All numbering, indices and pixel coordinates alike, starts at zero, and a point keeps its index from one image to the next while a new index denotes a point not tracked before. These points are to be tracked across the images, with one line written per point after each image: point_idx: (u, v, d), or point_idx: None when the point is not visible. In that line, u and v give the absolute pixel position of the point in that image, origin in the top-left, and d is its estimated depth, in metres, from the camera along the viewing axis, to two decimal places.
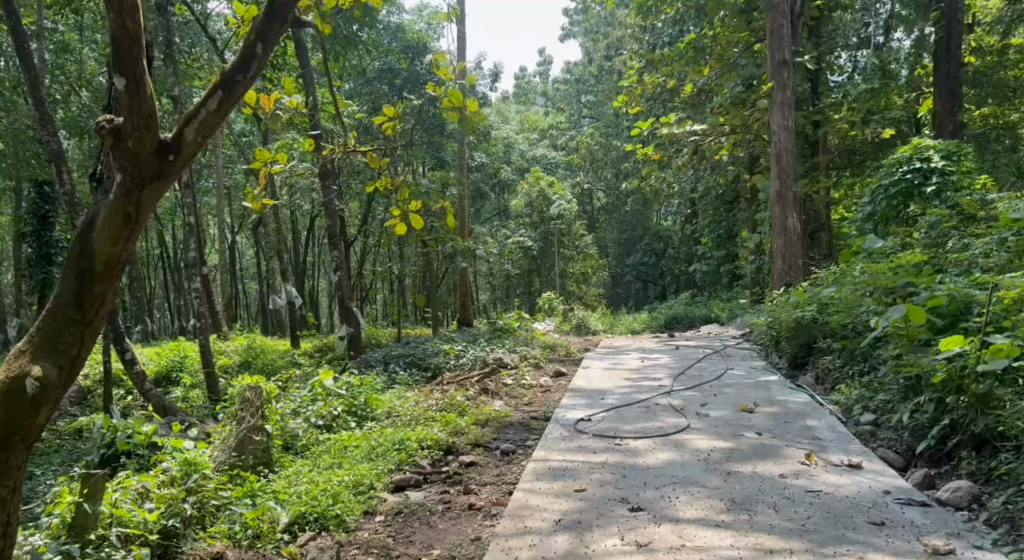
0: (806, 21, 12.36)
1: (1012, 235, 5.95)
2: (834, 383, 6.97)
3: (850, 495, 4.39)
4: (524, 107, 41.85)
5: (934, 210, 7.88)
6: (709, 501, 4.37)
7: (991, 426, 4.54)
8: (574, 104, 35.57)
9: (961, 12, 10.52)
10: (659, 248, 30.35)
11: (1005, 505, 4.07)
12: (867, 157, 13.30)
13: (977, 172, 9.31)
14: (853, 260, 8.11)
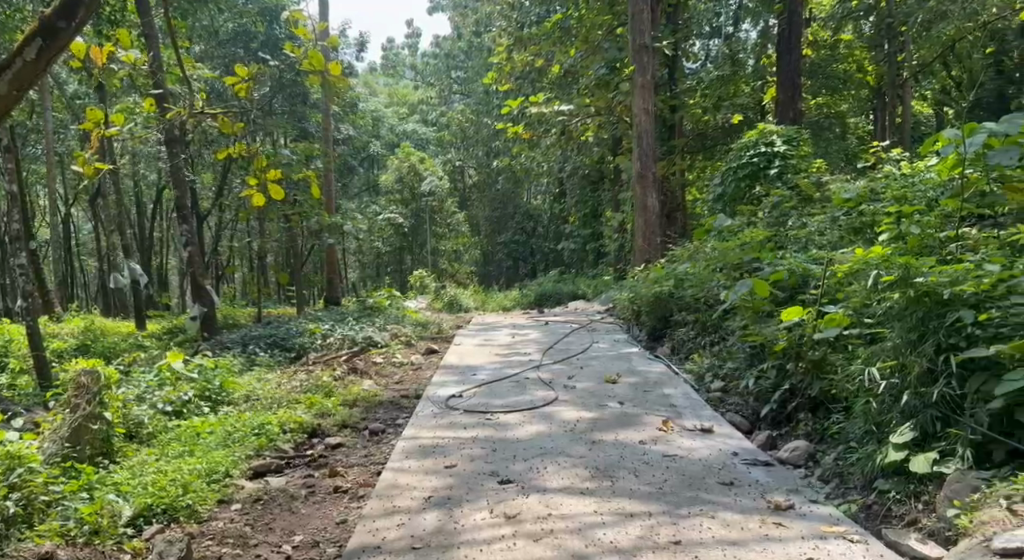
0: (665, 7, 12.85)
1: (843, 213, 6.39)
2: (688, 353, 7.32)
3: (702, 458, 4.65)
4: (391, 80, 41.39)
5: (776, 192, 8.39)
6: (574, 470, 4.52)
7: (824, 389, 4.89)
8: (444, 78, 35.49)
9: (802, 4, 11.18)
10: (529, 226, 30.89)
11: (836, 462, 4.40)
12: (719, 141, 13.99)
13: (814, 156, 10.00)
14: (707, 238, 8.53)
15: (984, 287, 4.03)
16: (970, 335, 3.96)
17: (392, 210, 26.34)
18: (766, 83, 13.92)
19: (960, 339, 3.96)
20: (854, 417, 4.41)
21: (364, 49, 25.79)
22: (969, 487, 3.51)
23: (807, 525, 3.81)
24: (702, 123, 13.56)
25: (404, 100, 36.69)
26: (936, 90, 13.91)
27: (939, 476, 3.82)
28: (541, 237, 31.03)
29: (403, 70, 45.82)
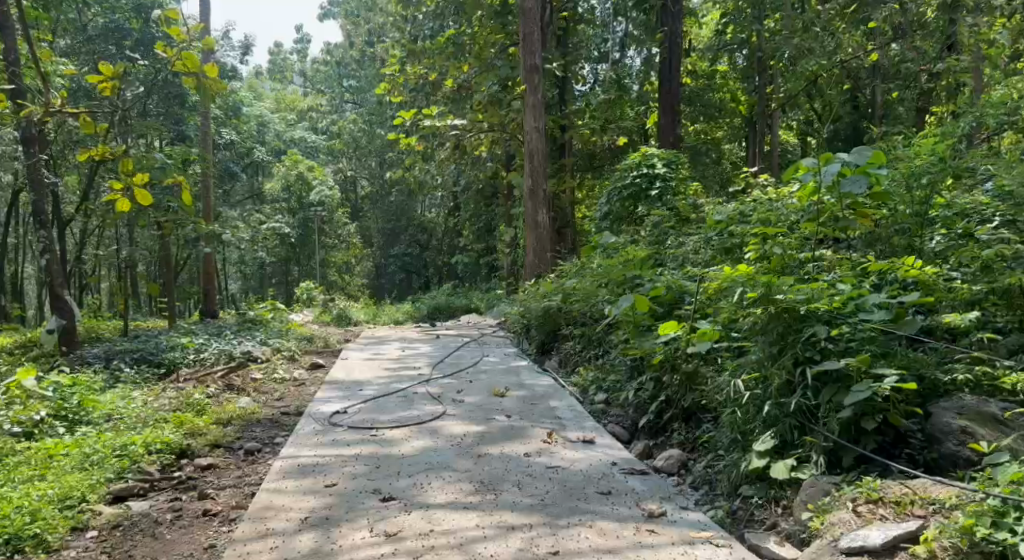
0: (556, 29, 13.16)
1: (715, 235, 6.71)
2: (574, 366, 7.48)
3: (584, 469, 4.77)
4: (278, 86, 40.56)
5: (657, 212, 8.72)
6: (458, 485, 4.54)
7: (696, 400, 5.11)
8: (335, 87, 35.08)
9: (683, 35, 11.71)
10: (422, 238, 30.48)
11: (705, 469, 4.61)
12: (607, 161, 14.38)
13: (691, 179, 10.46)
14: (593, 254, 8.74)
15: (835, 305, 4.36)
16: (823, 349, 4.27)
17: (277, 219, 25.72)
18: (649, 108, 14.79)
19: (816, 353, 4.26)
20: (722, 426, 4.64)
21: (248, 52, 25.13)
22: (822, 491, 3.75)
23: (678, 531, 3.96)
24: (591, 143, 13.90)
25: (291, 106, 35.98)
26: (800, 121, 14.86)
27: (796, 481, 4.07)
28: (434, 251, 30.07)
29: (290, 74, 44.81)
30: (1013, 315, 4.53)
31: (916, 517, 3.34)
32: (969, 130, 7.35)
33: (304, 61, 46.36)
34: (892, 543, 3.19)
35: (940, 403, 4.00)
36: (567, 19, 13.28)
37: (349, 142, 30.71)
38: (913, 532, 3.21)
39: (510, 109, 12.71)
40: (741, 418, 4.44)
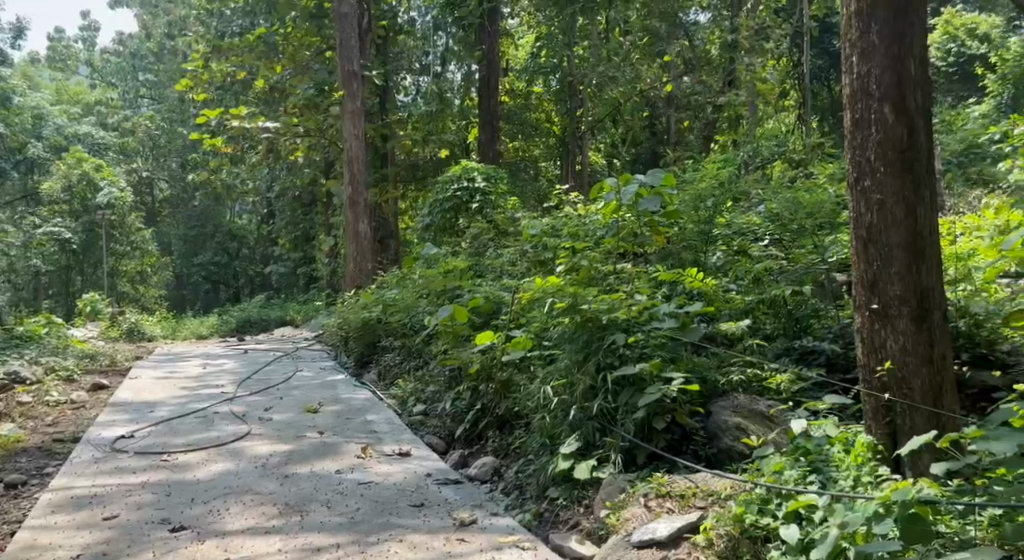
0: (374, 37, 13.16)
1: (531, 247, 6.94)
2: (392, 378, 7.46)
3: (396, 483, 4.73)
4: (58, 75, 37.47)
5: (477, 224, 8.90)
6: (261, 509, 4.33)
7: (509, 407, 5.29)
8: (130, 81, 32.99)
9: (499, 55, 12.15)
10: (233, 247, 30.11)
11: (517, 475, 4.77)
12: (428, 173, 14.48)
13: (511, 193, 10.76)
14: (413, 265, 8.82)
15: (632, 313, 4.66)
16: (622, 355, 4.55)
17: (59, 222, 23.63)
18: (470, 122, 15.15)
19: (615, 358, 4.53)
20: (533, 431, 4.84)
21: (22, 36, 23.02)
22: (618, 489, 3.99)
23: (487, 537, 4.01)
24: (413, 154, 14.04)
25: (74, 98, 33.31)
26: (607, 144, 15.64)
27: (596, 481, 4.29)
28: (245, 259, 30.30)
29: (74, 64, 41.56)
30: (779, 321, 5.32)
31: (698, 509, 3.63)
32: (743, 161, 8.17)
33: (92, 51, 43.24)
34: (676, 534, 3.44)
35: (719, 402, 4.41)
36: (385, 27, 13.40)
37: (146, 141, 28.77)
38: (694, 522, 3.48)
39: (326, 113, 12.58)
40: (550, 423, 4.64)
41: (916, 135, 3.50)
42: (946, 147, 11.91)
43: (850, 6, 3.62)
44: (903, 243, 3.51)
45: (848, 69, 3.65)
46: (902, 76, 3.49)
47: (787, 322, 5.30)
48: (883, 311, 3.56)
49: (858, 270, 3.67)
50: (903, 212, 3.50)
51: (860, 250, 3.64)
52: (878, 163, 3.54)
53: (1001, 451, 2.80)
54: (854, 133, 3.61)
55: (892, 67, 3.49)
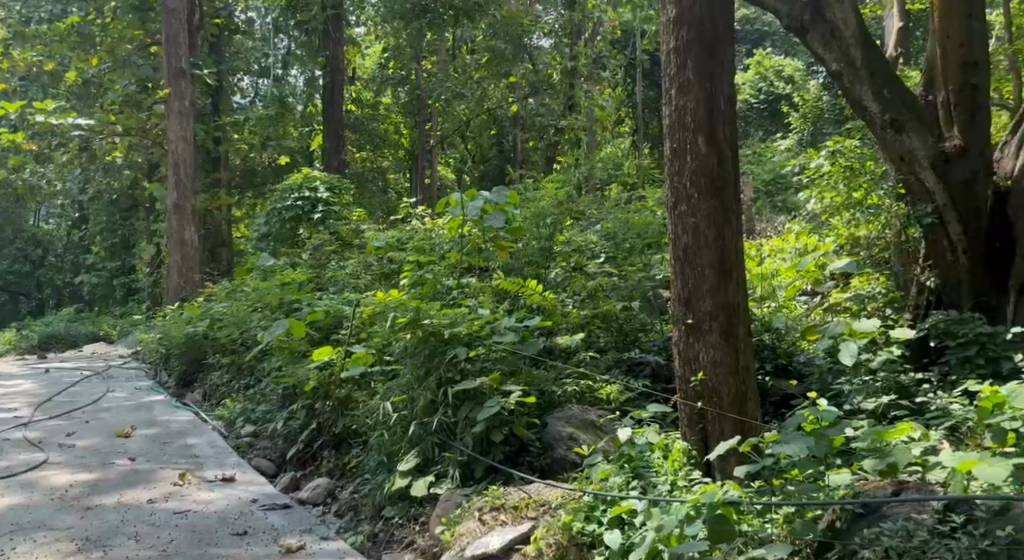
0: (207, 36, 12.54)
1: (376, 260, 6.79)
2: (220, 398, 7.06)
3: (217, 510, 4.43)
4: None
5: (318, 235, 8.64)
6: (56, 546, 3.91)
7: (347, 425, 5.14)
8: None
9: (345, 62, 12.00)
10: (36, 254, 26.16)
11: (352, 495, 4.61)
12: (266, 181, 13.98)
13: (355, 205, 10.56)
14: (246, 277, 8.46)
15: (474, 327, 4.62)
16: (463, 369, 4.51)
17: None
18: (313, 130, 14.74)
19: (456, 372, 4.48)
20: (370, 449, 4.71)
21: None
22: (454, 503, 3.93)
23: None
24: (246, 156, 13.57)
25: None
26: (456, 159, 15.67)
27: (433, 497, 4.22)
28: (50, 268, 26.27)
29: None
30: (610, 334, 5.54)
31: (529, 518, 3.64)
32: (580, 182, 8.45)
33: None
34: (507, 546, 3.44)
35: (555, 414, 4.48)
36: (219, 26, 12.73)
37: None
38: (525, 533, 3.49)
39: (151, 113, 11.83)
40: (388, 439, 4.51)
41: (724, 167, 4.32)
42: (760, 176, 12.78)
43: (669, 44, 4.42)
44: (713, 261, 4.30)
45: (668, 101, 4.43)
46: (712, 112, 4.30)
47: (618, 335, 5.57)
48: (697, 324, 4.33)
49: (677, 287, 4.42)
50: (714, 235, 4.30)
51: (677, 266, 4.41)
52: (693, 190, 4.32)
53: (793, 451, 3.24)
54: (674, 161, 4.39)
55: (704, 104, 4.30)
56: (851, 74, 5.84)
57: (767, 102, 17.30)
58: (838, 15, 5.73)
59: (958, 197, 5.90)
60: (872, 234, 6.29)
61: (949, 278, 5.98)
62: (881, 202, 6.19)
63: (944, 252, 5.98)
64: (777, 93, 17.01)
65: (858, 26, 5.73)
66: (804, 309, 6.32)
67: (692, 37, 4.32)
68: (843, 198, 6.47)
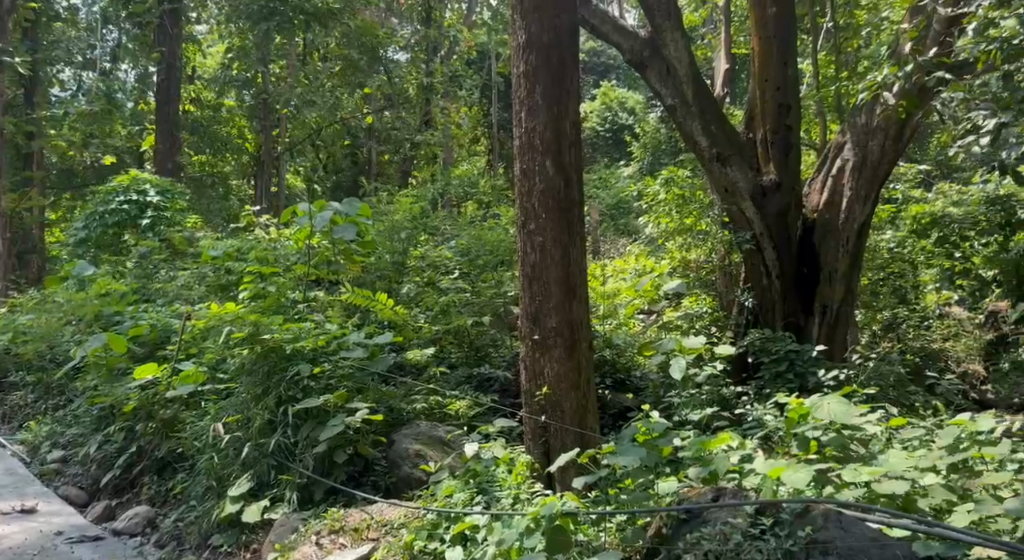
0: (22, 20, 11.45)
1: (210, 269, 6.47)
2: (24, 420, 6.58)
3: (13, 546, 4.12)
4: None
5: (145, 243, 8.17)
6: None
7: (172, 448, 4.92)
8: None
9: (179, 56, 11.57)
10: None
11: (175, 523, 4.41)
12: (87, 181, 13.04)
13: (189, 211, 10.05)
14: (58, 286, 7.86)
15: (319, 343, 4.60)
16: (305, 387, 4.48)
17: None
18: (144, 130, 13.87)
19: (298, 391, 4.45)
20: (196, 474, 4.54)
21: None
22: (290, 528, 3.89)
23: None
24: (67, 156, 12.60)
25: None
26: None
27: (266, 522, 4.13)
28: None
29: None
30: (463, 350, 5.80)
31: (370, 540, 3.71)
32: (428, 196, 8.46)
33: None
34: None
35: (401, 431, 4.54)
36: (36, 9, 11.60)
37: None
38: (365, 554, 3.57)
39: None
40: (217, 464, 4.36)
41: (570, 189, 4.53)
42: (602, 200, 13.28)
43: (519, 68, 4.60)
44: (558, 280, 4.49)
45: (519, 123, 4.61)
46: (558, 135, 4.51)
47: (469, 350, 5.83)
48: (543, 341, 4.51)
49: (525, 304, 4.59)
50: (559, 253, 4.50)
51: (525, 284, 4.58)
52: (540, 210, 4.51)
53: (625, 461, 3.45)
54: (522, 182, 4.57)
55: (552, 126, 4.50)
56: (683, 108, 6.35)
57: (611, 131, 17.97)
58: (673, 54, 6.33)
59: (772, 225, 6.55)
60: (700, 257, 6.92)
61: (764, 299, 6.65)
62: (707, 229, 6.76)
63: (761, 275, 6.64)
64: (620, 123, 17.74)
65: (690, 66, 6.33)
66: (641, 326, 6.72)
67: (540, 61, 4.52)
68: (675, 224, 6.94)
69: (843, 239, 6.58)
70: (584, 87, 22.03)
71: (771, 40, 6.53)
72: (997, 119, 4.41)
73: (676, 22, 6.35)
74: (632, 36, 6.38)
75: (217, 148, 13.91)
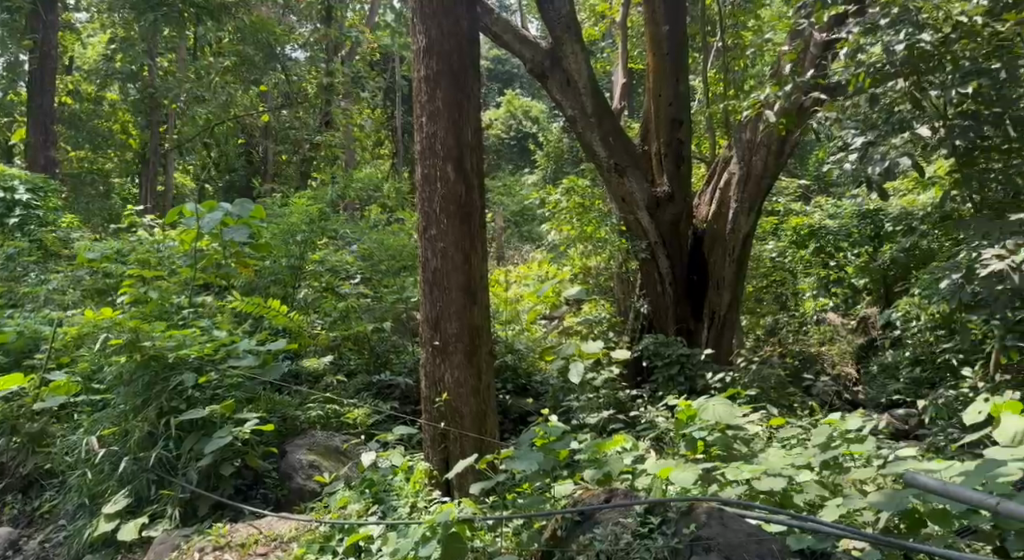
0: None
1: (87, 272, 6.08)
2: None
3: None
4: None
5: (11, 243, 7.58)
6: None
7: (38, 464, 4.62)
8: None
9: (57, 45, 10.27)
10: None
11: (41, 545, 4.16)
12: None
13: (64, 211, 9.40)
14: None
15: (206, 351, 4.42)
16: (189, 397, 4.35)
17: None
18: (16, 122, 12.92)
19: (181, 402, 4.31)
20: (67, 491, 4.29)
21: None
22: (171, 546, 3.73)
23: None
24: None
25: None
26: None
27: (144, 540, 3.96)
28: None
29: None
30: (363, 357, 5.73)
31: (258, 555, 3.62)
32: (328, 200, 8.28)
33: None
34: None
35: (295, 442, 4.48)
36: None
37: None
38: None
39: None
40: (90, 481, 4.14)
41: (471, 195, 4.53)
42: (505, 207, 13.32)
43: (420, 73, 4.56)
44: (459, 285, 4.48)
45: (419, 127, 4.57)
46: (459, 141, 4.51)
47: (369, 357, 5.75)
48: (443, 346, 4.49)
49: (425, 310, 4.54)
50: (461, 259, 4.49)
51: (426, 290, 4.54)
52: (442, 215, 4.49)
53: (521, 466, 3.46)
54: (423, 188, 4.53)
55: (453, 132, 4.49)
56: (583, 120, 6.44)
57: (515, 138, 18.10)
58: (573, 66, 6.37)
59: (666, 234, 6.78)
60: (600, 264, 7.15)
61: (658, 305, 6.86)
62: (606, 237, 6.91)
63: (655, 282, 6.85)
64: (525, 131, 17.88)
65: (589, 79, 6.41)
66: (542, 330, 6.93)
67: (441, 67, 4.50)
68: (576, 231, 7.05)
69: (732, 248, 6.78)
70: (489, 94, 22.09)
71: (666, 57, 6.71)
72: (864, 138, 4.81)
73: (576, 33, 6.35)
74: (533, 46, 6.34)
75: (100, 144, 13.10)
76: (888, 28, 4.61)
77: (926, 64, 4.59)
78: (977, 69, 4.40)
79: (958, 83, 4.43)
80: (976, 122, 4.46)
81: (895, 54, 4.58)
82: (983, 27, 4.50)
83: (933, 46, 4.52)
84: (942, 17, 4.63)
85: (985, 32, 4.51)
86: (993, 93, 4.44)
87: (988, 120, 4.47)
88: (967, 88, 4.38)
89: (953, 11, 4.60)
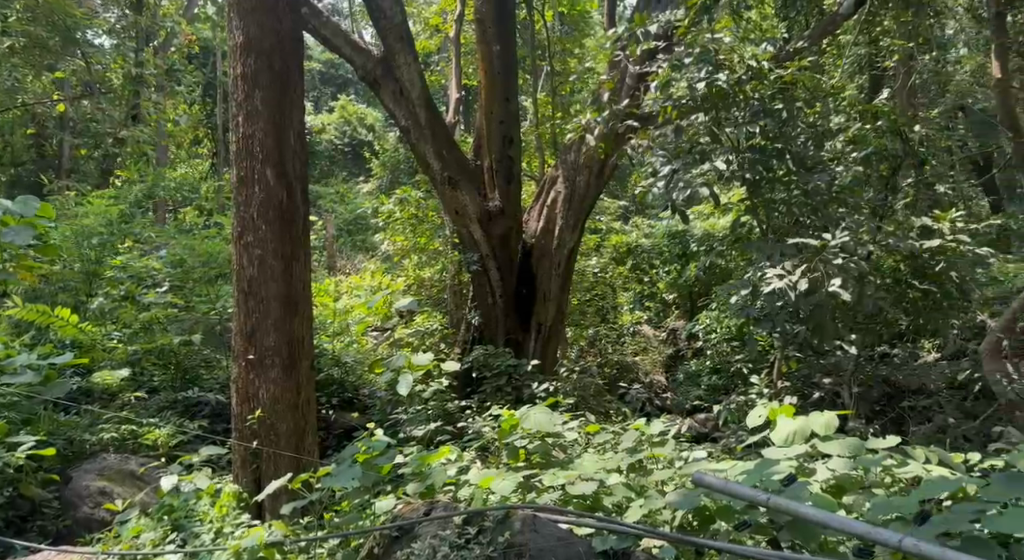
0: None
1: None
2: None
3: None
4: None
5: None
6: None
7: None
8: None
9: None
10: None
11: None
12: None
13: None
14: None
15: None
16: None
17: None
18: None
19: None
20: None
21: None
22: None
23: None
24: None
25: None
26: None
27: None
28: None
29: None
30: (166, 373, 5.32)
31: None
32: (134, 201, 7.64)
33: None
34: None
35: (82, 467, 4.07)
36: None
37: None
38: None
39: None
40: None
41: (293, 201, 4.29)
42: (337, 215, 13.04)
43: (237, 70, 4.27)
44: (278, 296, 4.23)
45: (235, 127, 4.29)
46: (280, 144, 4.27)
47: (175, 372, 5.36)
48: (259, 359, 4.21)
49: (239, 321, 4.25)
50: (281, 267, 4.24)
51: (240, 301, 4.24)
52: (259, 221, 4.22)
53: (340, 483, 3.23)
54: (240, 192, 4.24)
55: (273, 133, 4.24)
56: (416, 131, 6.32)
57: (348, 145, 17.78)
58: (406, 76, 6.22)
59: (496, 247, 6.77)
60: (433, 275, 7.24)
61: (489, 316, 6.84)
62: (439, 247, 7.15)
63: (486, 294, 6.82)
64: (358, 138, 17.58)
65: (423, 89, 6.28)
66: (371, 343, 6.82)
67: (261, 66, 4.25)
68: (409, 242, 7.30)
69: (558, 262, 6.91)
70: (321, 98, 21.52)
71: (496, 72, 6.74)
72: (670, 166, 4.90)
73: (408, 44, 6.20)
74: (364, 53, 6.18)
75: None
76: (691, 66, 4.90)
77: (723, 102, 4.88)
78: (764, 108, 4.80)
79: (748, 120, 4.80)
80: (763, 155, 4.83)
81: (697, 90, 4.85)
82: (768, 71, 4.91)
83: (729, 86, 4.81)
84: (736, 59, 4.97)
85: (769, 76, 4.95)
86: (776, 131, 4.87)
87: (773, 154, 4.84)
88: (755, 125, 4.77)
89: (744, 54, 4.95)
